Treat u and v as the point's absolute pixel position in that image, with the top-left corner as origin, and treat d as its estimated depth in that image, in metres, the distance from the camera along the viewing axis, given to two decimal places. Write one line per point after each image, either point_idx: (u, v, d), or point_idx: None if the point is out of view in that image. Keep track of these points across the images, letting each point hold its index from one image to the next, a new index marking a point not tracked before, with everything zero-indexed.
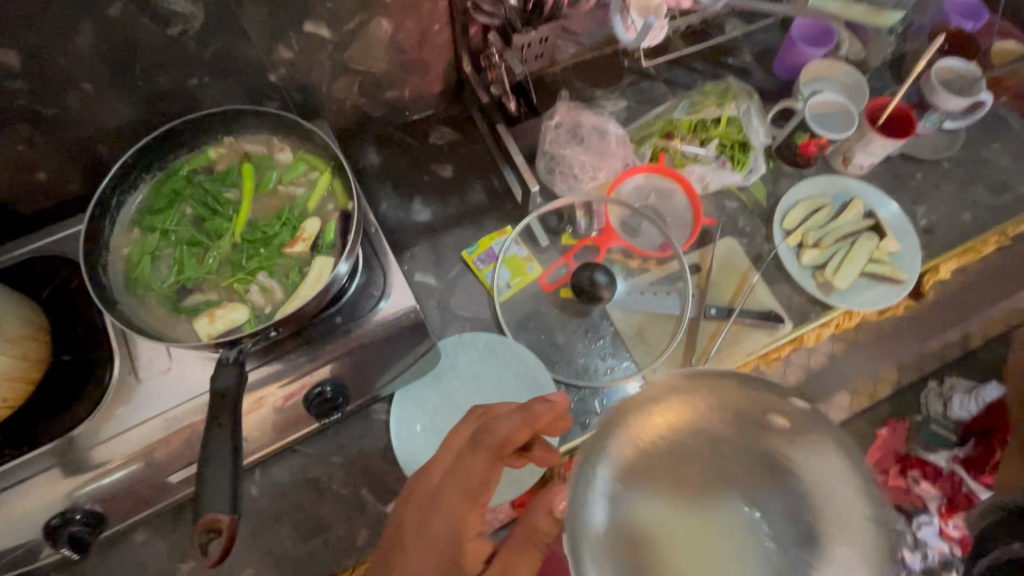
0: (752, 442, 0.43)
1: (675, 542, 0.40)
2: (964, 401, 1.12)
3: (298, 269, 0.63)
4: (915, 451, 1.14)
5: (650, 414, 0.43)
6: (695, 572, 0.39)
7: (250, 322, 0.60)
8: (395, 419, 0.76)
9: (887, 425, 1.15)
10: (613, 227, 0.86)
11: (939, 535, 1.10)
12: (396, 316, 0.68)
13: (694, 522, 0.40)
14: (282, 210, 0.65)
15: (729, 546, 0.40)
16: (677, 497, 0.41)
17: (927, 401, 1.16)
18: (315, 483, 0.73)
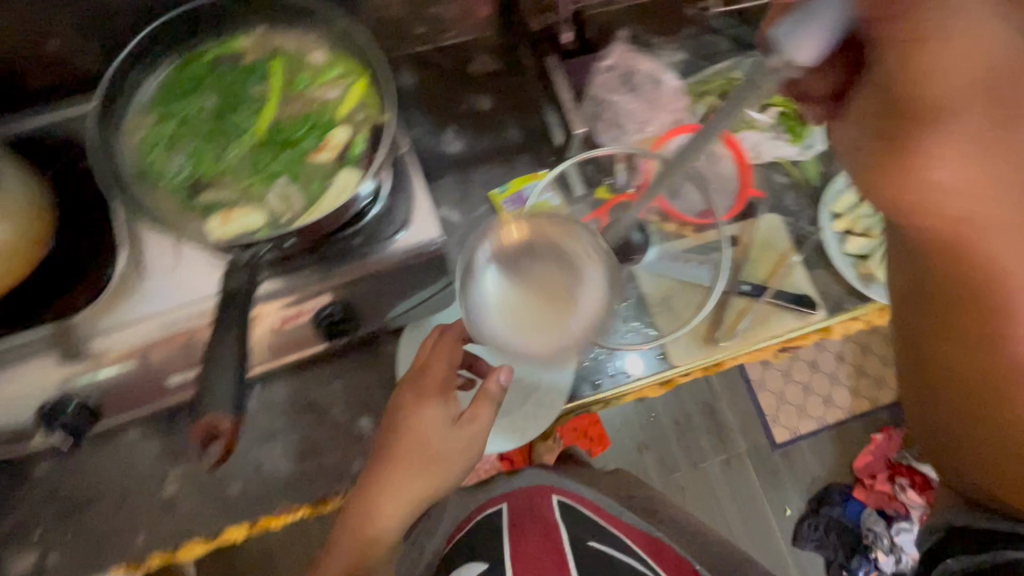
0: (559, 241, 0.66)
1: (513, 294, 0.63)
2: None
3: (320, 178, 0.58)
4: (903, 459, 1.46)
5: (503, 226, 0.67)
6: (525, 315, 0.62)
7: (265, 229, 0.56)
8: (402, 352, 0.73)
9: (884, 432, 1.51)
10: (653, 185, 0.80)
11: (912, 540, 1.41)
12: (417, 246, 0.64)
13: (520, 283, 0.63)
14: (310, 113, 0.60)
15: (548, 300, 0.62)
16: (517, 267, 0.65)
17: None
18: (314, 406, 0.71)
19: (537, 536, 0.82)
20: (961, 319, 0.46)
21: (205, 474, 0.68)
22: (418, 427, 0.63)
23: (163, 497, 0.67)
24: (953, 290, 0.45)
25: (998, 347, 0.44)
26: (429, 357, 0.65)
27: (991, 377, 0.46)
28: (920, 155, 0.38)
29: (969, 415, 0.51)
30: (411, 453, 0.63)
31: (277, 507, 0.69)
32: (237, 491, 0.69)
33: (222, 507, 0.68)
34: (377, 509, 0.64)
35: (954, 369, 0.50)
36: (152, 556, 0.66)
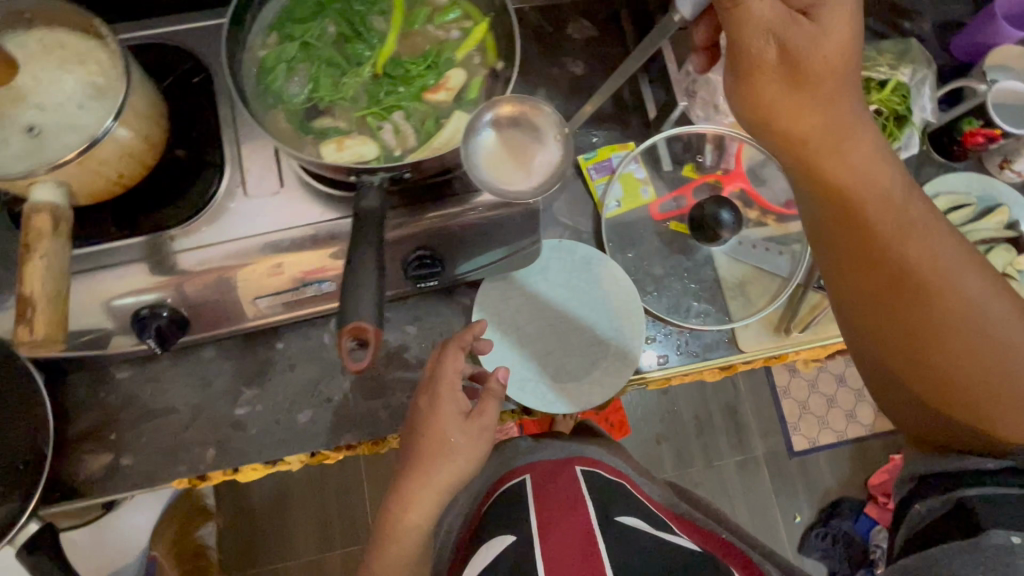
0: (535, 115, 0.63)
1: (507, 154, 0.60)
2: None
3: (434, 118, 0.59)
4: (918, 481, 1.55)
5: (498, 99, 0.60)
6: (510, 168, 0.60)
7: (379, 160, 0.56)
8: (478, 307, 0.74)
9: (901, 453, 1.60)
10: (740, 170, 0.81)
11: None
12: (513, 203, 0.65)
13: (514, 150, 0.61)
14: (428, 52, 0.61)
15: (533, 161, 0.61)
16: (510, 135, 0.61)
17: None
18: (386, 347, 0.72)
19: (564, 502, 0.74)
20: (852, 265, 0.48)
21: (275, 400, 0.70)
22: (432, 430, 0.65)
23: (234, 416, 0.69)
24: (842, 246, 0.48)
25: (891, 277, 0.47)
26: (436, 367, 0.66)
27: (897, 311, 0.47)
28: (789, 113, 0.45)
29: (890, 369, 0.50)
30: (430, 458, 0.65)
31: (341, 443, 0.70)
32: (304, 421, 0.70)
33: (288, 434, 0.69)
34: (405, 514, 0.68)
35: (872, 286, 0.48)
36: (219, 472, 0.67)
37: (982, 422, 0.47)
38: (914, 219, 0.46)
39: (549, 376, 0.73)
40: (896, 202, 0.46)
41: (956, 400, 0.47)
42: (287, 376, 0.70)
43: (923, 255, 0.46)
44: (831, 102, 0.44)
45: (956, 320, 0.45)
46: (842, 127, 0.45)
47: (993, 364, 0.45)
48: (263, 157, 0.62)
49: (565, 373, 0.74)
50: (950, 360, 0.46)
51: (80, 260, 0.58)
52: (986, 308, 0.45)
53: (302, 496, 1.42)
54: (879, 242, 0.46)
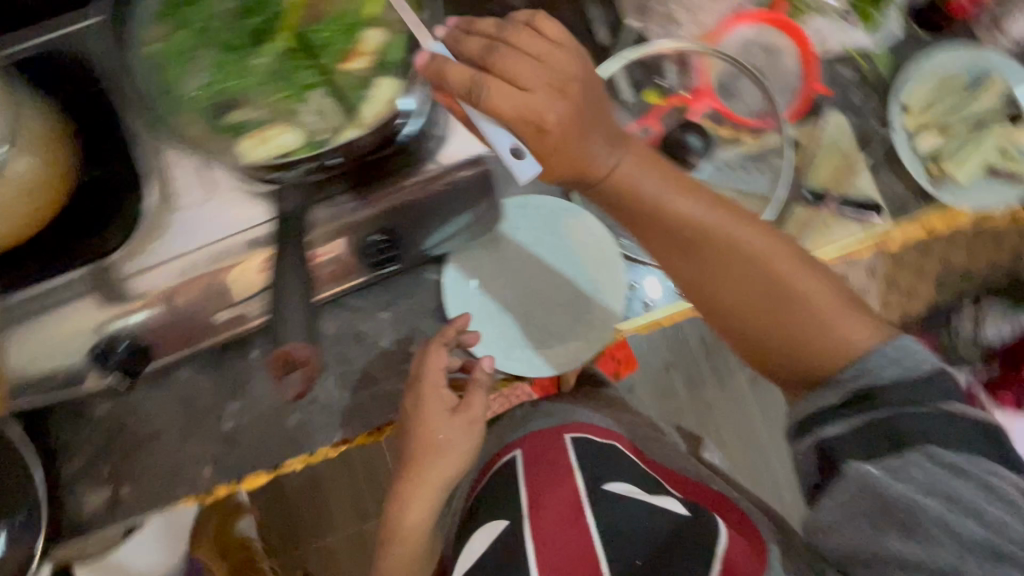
0: None
1: None
2: None
3: (356, 89, 0.53)
4: None
5: None
6: None
7: (305, 149, 0.51)
8: (449, 280, 0.70)
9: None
10: (707, 87, 0.74)
11: None
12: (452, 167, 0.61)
13: None
14: (338, 13, 0.53)
15: None
16: None
17: None
18: (363, 337, 0.70)
19: (551, 475, 0.75)
20: (669, 248, 0.54)
21: (261, 408, 0.68)
22: (424, 429, 0.69)
23: (223, 432, 0.68)
24: (669, 259, 0.53)
25: (721, 280, 0.52)
26: (420, 369, 0.67)
27: (737, 295, 0.52)
28: (626, 164, 0.50)
29: (744, 335, 0.54)
30: (426, 455, 0.70)
31: (335, 438, 0.69)
32: (295, 424, 0.69)
33: (281, 440, 0.68)
34: (403, 515, 0.72)
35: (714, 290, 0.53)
36: (220, 488, 0.67)
37: (804, 354, 0.50)
38: (739, 230, 0.51)
39: (535, 339, 0.71)
40: (722, 220, 0.51)
41: (784, 344, 0.51)
42: (268, 383, 0.68)
43: (753, 245, 0.51)
44: (585, 141, 0.47)
45: (779, 313, 0.51)
46: (654, 195, 0.50)
47: (762, 323, 0.51)
48: (189, 160, 0.58)
49: (551, 332, 0.71)
50: (794, 319, 0.51)
51: (22, 305, 0.55)
52: (813, 279, 0.51)
53: (329, 478, 1.45)
54: (717, 258, 0.51)
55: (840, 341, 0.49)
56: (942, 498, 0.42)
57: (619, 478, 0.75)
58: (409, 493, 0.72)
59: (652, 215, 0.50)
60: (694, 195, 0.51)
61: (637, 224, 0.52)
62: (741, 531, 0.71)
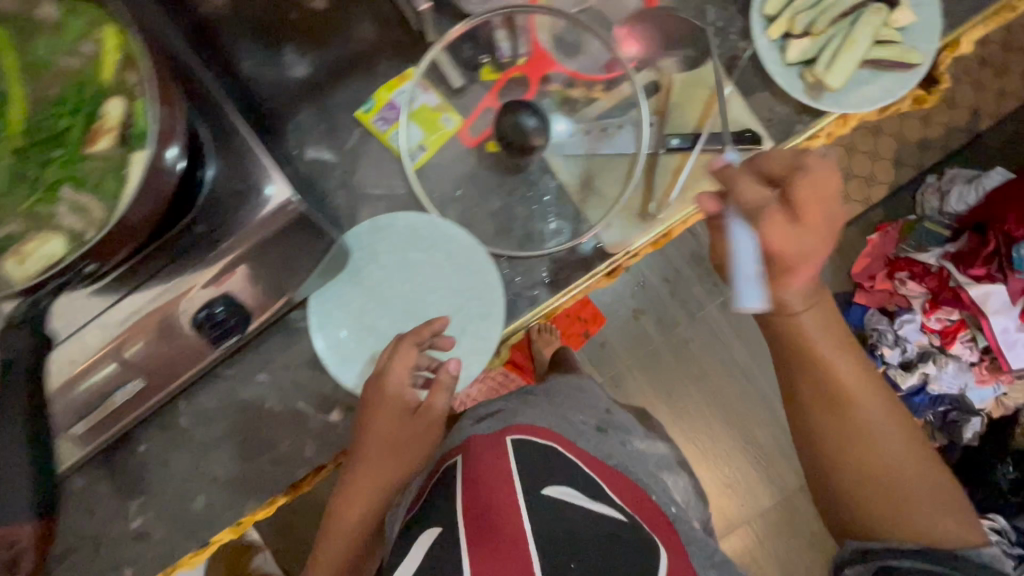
0: None
1: None
2: (961, 194, 1.46)
3: (111, 170, 0.47)
4: (905, 254, 1.48)
5: None
6: None
7: (71, 251, 0.46)
8: (316, 325, 0.66)
9: (879, 232, 1.53)
10: (542, 49, 0.67)
11: (921, 329, 1.44)
12: (264, 216, 0.55)
13: None
14: (69, 92, 0.47)
15: None
16: None
17: (924, 198, 1.52)
18: (247, 405, 0.67)
19: (487, 474, 0.72)
20: (816, 397, 0.58)
21: (164, 498, 0.67)
22: (381, 418, 0.64)
23: (132, 531, 0.66)
24: (799, 404, 0.59)
25: (854, 424, 0.57)
26: (388, 361, 0.63)
27: (838, 430, 0.57)
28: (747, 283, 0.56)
29: (823, 478, 0.59)
30: (390, 450, 0.65)
31: (247, 510, 0.67)
32: (202, 505, 0.67)
33: (192, 526, 0.66)
34: (344, 513, 0.68)
35: (836, 442, 0.58)
36: None
37: (907, 522, 0.56)
38: (870, 397, 0.57)
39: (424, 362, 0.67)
40: (869, 384, 0.57)
41: (863, 495, 0.57)
42: (162, 474, 0.66)
43: (877, 414, 0.57)
44: (846, 376, 0.57)
45: (876, 467, 0.56)
46: (802, 327, 0.57)
47: (873, 478, 0.56)
48: None
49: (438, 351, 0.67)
50: (886, 478, 0.56)
51: None
52: (910, 447, 0.57)
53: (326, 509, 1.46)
54: (845, 419, 0.57)
55: (918, 530, 0.56)
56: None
57: (552, 479, 0.73)
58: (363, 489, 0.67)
59: (841, 400, 0.57)
60: (825, 331, 0.57)
61: (782, 361, 0.59)
62: (677, 557, 0.70)
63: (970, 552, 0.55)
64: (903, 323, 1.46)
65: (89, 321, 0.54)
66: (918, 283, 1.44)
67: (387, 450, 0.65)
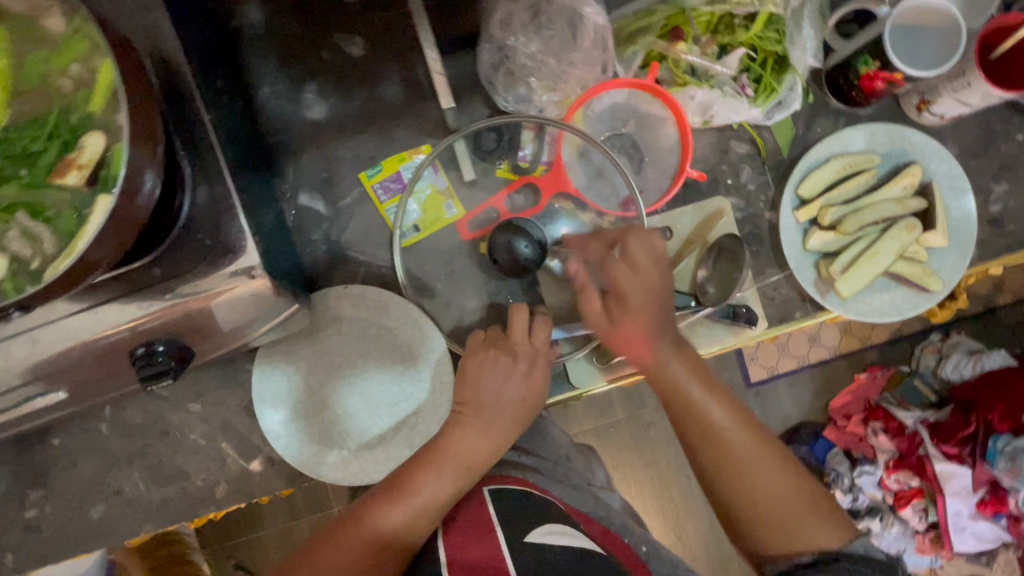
0: None
1: None
2: (958, 363, 1.16)
3: (72, 205, 0.45)
4: (885, 403, 1.21)
5: None
6: None
7: (9, 279, 0.44)
8: (258, 376, 0.64)
9: (868, 371, 1.24)
10: (563, 166, 0.64)
11: (877, 484, 1.19)
12: (221, 278, 0.53)
13: None
14: (50, 113, 0.45)
15: None
16: None
17: (922, 352, 1.23)
18: (170, 430, 0.65)
19: (468, 522, 0.61)
20: (695, 430, 0.55)
21: (64, 497, 0.65)
22: (489, 396, 0.60)
23: (24, 521, 0.65)
24: (683, 442, 0.57)
25: (720, 461, 0.55)
26: (527, 336, 0.61)
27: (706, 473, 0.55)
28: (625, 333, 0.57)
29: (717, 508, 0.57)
30: (489, 415, 0.60)
31: (142, 531, 0.66)
32: (100, 514, 0.66)
33: (84, 531, 0.65)
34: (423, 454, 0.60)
35: (721, 472, 0.55)
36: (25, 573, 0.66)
37: (789, 536, 0.53)
38: (740, 437, 0.55)
39: (354, 442, 0.64)
40: (735, 424, 0.55)
41: (735, 522, 0.56)
42: (68, 473, 0.65)
43: (746, 449, 0.54)
44: (717, 393, 0.56)
45: (767, 487, 0.54)
46: (676, 376, 0.56)
47: (773, 501, 0.54)
48: None
49: (372, 436, 0.65)
50: (769, 502, 0.53)
51: None
52: (782, 471, 0.54)
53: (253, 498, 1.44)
54: (721, 454, 0.54)
55: (808, 543, 0.53)
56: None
57: (538, 519, 0.61)
58: (452, 445, 0.59)
59: (711, 423, 0.55)
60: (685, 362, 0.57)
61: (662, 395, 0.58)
62: None
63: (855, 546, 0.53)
64: (861, 474, 1.20)
65: (18, 330, 0.52)
66: (890, 439, 1.18)
67: (488, 414, 0.60)
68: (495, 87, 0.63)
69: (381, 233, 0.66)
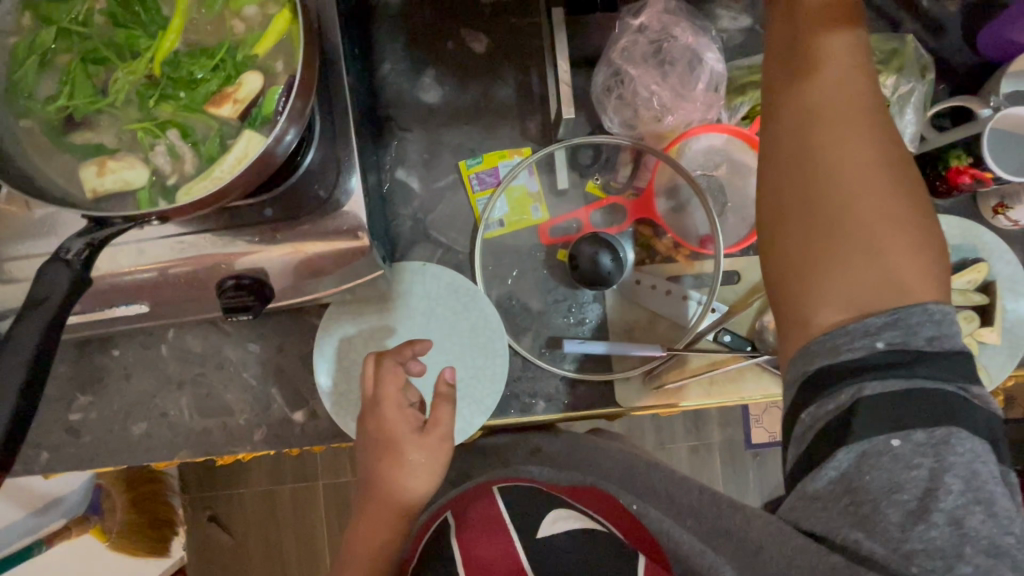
0: None
1: None
2: None
3: (217, 135, 0.48)
4: None
5: None
6: None
7: (146, 190, 0.47)
8: (324, 332, 0.66)
9: None
10: (651, 193, 0.67)
11: None
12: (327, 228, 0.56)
13: None
14: (219, 46, 0.48)
15: None
16: None
17: None
18: (227, 364, 0.67)
19: (479, 518, 0.59)
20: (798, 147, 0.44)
21: (111, 407, 0.67)
22: (383, 438, 0.57)
23: (67, 422, 0.66)
24: (781, 177, 0.45)
25: (774, 217, 0.45)
26: (376, 386, 0.58)
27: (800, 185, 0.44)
28: (772, 70, 0.47)
29: (808, 243, 0.43)
30: (383, 452, 0.57)
31: (175, 457, 0.67)
32: (140, 431, 0.67)
33: (120, 446, 0.66)
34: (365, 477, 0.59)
35: (812, 213, 0.43)
36: (54, 474, 0.67)
37: (862, 302, 0.42)
38: (854, 174, 0.43)
39: None
40: (867, 158, 0.43)
41: (819, 240, 0.43)
42: (121, 385, 0.67)
43: (853, 188, 0.42)
44: (847, 145, 0.43)
45: (849, 236, 0.42)
46: (821, 105, 0.43)
47: (855, 227, 0.42)
48: None
49: None
50: (848, 260, 0.42)
51: None
52: (894, 216, 0.42)
53: None
54: (819, 185, 0.43)
55: (870, 280, 0.42)
56: (969, 484, 0.38)
57: (551, 505, 0.59)
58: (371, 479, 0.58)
59: (817, 154, 0.43)
60: (852, 78, 0.44)
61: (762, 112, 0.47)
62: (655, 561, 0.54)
63: (954, 391, 0.41)
64: None
65: (127, 241, 0.54)
66: None
67: (383, 454, 0.57)
68: (605, 107, 0.66)
69: (466, 221, 0.68)
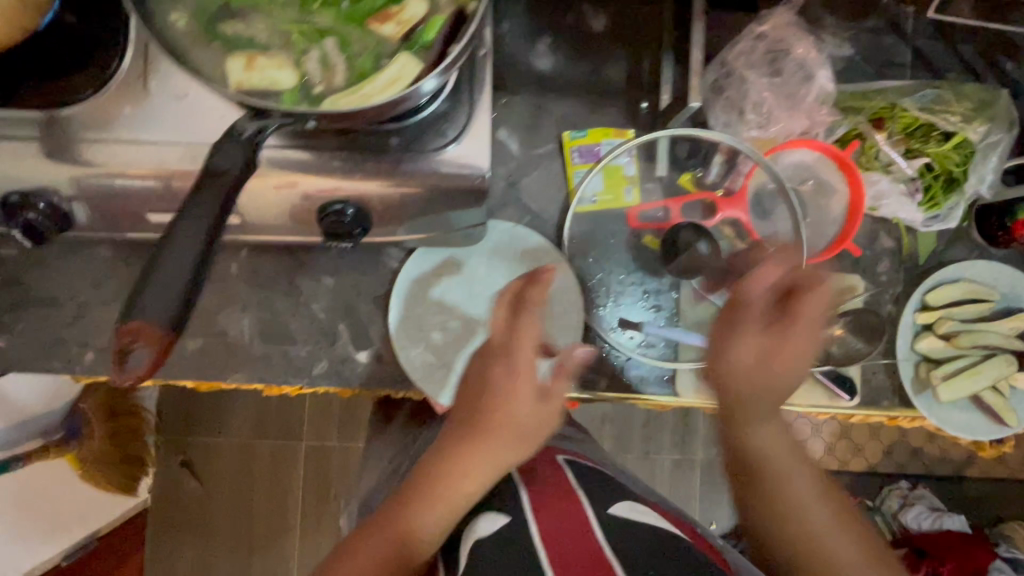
0: None
1: None
2: (920, 513, 1.22)
3: (373, 53, 0.47)
4: None
5: None
6: None
7: (292, 93, 0.46)
8: (405, 276, 0.65)
9: None
10: (744, 194, 0.69)
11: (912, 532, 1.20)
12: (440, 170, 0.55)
13: None
14: None
15: None
16: None
17: (887, 492, 1.26)
18: (297, 292, 0.66)
19: (552, 497, 0.57)
20: (758, 407, 0.54)
21: None
22: (491, 396, 0.51)
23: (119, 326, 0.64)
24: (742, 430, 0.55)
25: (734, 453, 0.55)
26: (511, 329, 0.52)
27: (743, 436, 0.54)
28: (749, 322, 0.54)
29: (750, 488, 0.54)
30: (485, 411, 0.51)
31: (226, 379, 0.65)
32: (193, 347, 0.65)
33: (170, 359, 0.64)
34: (453, 432, 0.53)
35: (748, 470, 0.54)
36: (94, 377, 0.64)
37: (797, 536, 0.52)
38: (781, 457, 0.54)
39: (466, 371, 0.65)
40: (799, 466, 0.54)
41: (750, 486, 0.54)
42: None
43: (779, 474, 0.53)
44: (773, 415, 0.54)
45: (782, 508, 0.52)
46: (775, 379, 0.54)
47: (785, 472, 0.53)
48: None
49: None
50: (787, 515, 0.52)
51: None
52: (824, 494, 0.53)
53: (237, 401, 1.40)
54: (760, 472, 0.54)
55: (801, 509, 0.52)
56: None
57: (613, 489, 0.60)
58: (460, 435, 0.52)
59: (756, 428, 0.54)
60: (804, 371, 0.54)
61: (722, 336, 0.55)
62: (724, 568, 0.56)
63: None
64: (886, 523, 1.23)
65: None
66: None
67: (487, 415, 0.51)
68: (714, 105, 0.68)
69: (558, 191, 0.69)
